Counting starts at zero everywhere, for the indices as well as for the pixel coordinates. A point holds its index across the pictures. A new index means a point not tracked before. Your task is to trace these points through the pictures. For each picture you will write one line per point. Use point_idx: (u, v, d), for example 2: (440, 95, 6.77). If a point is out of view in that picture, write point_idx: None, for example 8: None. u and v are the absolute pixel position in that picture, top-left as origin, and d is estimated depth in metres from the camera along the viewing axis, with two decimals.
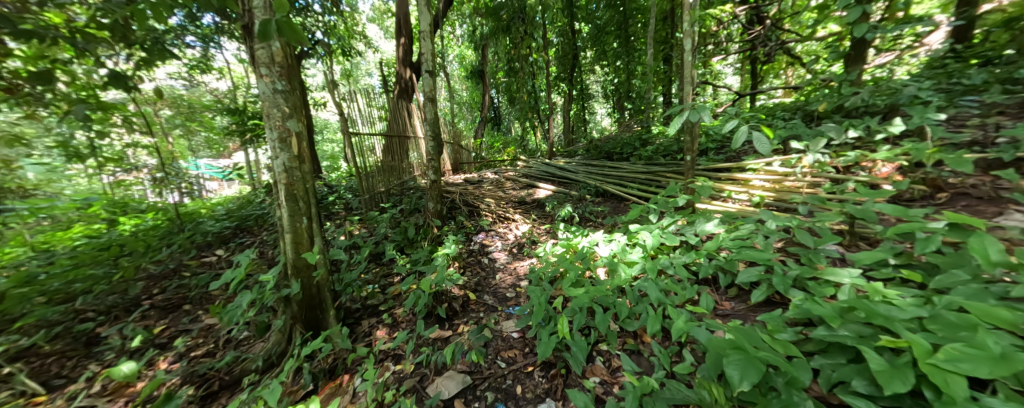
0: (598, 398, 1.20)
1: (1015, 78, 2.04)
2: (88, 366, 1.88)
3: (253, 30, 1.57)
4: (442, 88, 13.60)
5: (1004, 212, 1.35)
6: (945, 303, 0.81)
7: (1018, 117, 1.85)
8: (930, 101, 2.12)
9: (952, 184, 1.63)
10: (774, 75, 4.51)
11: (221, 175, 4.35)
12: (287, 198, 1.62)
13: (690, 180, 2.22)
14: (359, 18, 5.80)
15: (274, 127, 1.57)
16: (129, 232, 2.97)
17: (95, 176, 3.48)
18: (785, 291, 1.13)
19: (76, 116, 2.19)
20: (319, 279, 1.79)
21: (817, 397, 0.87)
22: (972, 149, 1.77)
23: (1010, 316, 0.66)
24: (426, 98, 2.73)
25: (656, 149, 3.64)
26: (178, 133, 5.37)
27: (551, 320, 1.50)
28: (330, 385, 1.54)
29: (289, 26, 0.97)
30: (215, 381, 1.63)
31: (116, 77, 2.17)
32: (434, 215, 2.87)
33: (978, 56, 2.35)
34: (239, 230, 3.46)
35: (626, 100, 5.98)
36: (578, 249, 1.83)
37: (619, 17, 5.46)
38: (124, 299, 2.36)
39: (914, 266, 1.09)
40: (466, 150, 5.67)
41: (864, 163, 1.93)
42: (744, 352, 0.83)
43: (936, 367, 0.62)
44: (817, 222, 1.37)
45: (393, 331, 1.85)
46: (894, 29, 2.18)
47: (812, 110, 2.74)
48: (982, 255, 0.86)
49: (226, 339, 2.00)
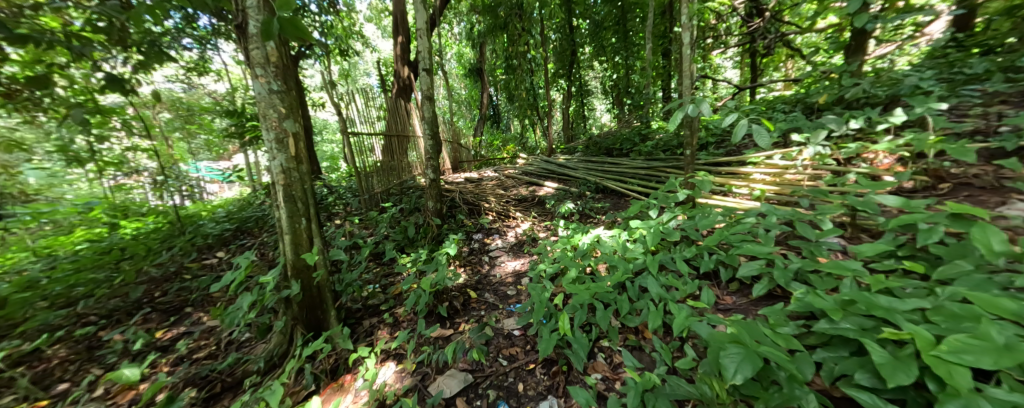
0: (600, 394, 1.20)
1: (1017, 67, 2.02)
2: (91, 370, 1.86)
3: (247, 30, 1.53)
4: (439, 87, 13.53)
5: (1008, 201, 1.34)
6: (949, 294, 0.81)
7: (1020, 106, 1.86)
8: (931, 91, 2.10)
9: (955, 174, 1.62)
10: (773, 67, 4.52)
11: (221, 177, 4.35)
12: (285, 199, 1.61)
13: (690, 175, 2.22)
14: (356, 18, 5.76)
15: (271, 128, 1.56)
16: (130, 235, 2.99)
17: (95, 181, 3.50)
18: (785, 285, 1.13)
19: (72, 119, 2.19)
20: (320, 279, 1.78)
21: (819, 390, 0.86)
22: (975, 138, 1.77)
23: (1015, 307, 0.65)
24: (423, 97, 2.71)
25: (655, 145, 3.63)
26: (178, 135, 5.35)
27: (552, 317, 1.50)
28: (333, 385, 1.54)
29: (292, 24, 1.01)
30: (218, 384, 1.63)
31: (113, 80, 2.16)
32: (434, 214, 2.87)
33: (981, 45, 2.34)
34: (240, 232, 3.46)
35: (626, 95, 5.94)
36: (578, 246, 1.83)
37: (617, 11, 5.41)
38: (125, 303, 2.34)
39: (917, 257, 1.08)
40: (465, 149, 5.67)
41: (866, 155, 1.94)
42: (742, 346, 0.82)
43: (940, 359, 0.61)
44: (818, 216, 1.36)
45: (394, 331, 1.85)
46: (894, 20, 2.13)
47: (812, 102, 2.73)
48: (985, 244, 0.86)
49: (227, 341, 2.00)
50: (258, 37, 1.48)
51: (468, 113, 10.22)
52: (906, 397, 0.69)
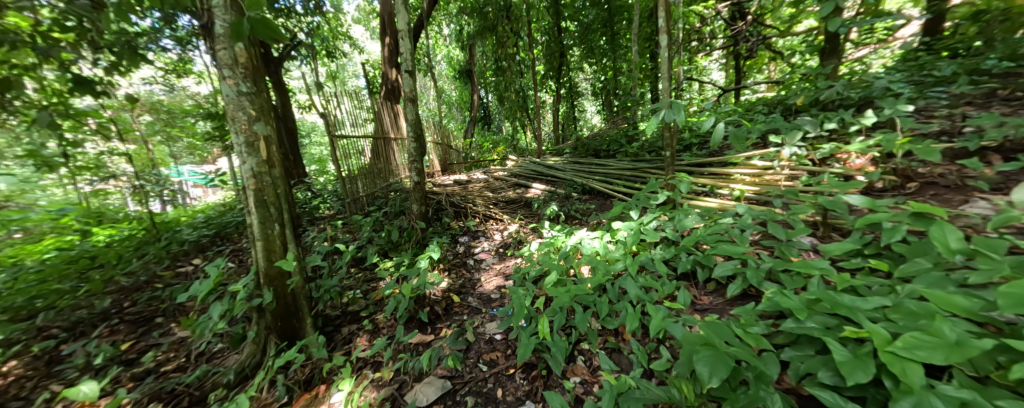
0: (577, 398, 1.20)
1: (981, 69, 2.10)
2: (50, 387, 1.77)
3: (211, 29, 1.49)
4: (430, 88, 13.48)
5: (969, 200, 1.39)
6: (908, 292, 0.83)
7: (984, 107, 1.92)
8: (901, 93, 2.18)
9: (921, 173, 1.68)
10: (756, 70, 4.62)
11: (203, 181, 4.25)
12: (257, 204, 1.56)
13: (672, 176, 2.25)
14: (343, 18, 5.69)
15: (241, 131, 1.51)
16: (104, 242, 2.87)
17: (70, 186, 3.38)
18: (758, 285, 1.15)
19: (39, 122, 2.09)
20: (295, 287, 1.73)
21: (787, 390, 0.87)
22: (941, 138, 1.83)
23: (966, 303, 0.67)
24: (406, 99, 2.68)
25: (641, 146, 3.67)
26: (158, 139, 5.20)
27: (532, 321, 1.49)
28: (306, 397, 1.50)
29: (263, 25, 1.00)
30: (185, 397, 1.57)
31: (82, 81, 2.08)
32: (418, 217, 2.84)
33: (949, 48, 2.44)
34: (218, 238, 3.38)
35: (613, 97, 6.02)
36: (562, 248, 1.84)
37: (605, 14, 5.41)
38: (92, 314, 2.26)
39: (882, 255, 1.10)
40: (454, 151, 5.64)
41: (840, 155, 1.98)
42: (713, 349, 0.82)
43: (895, 355, 0.62)
44: (791, 215, 1.38)
45: (374, 338, 1.82)
46: (866, 24, 2.20)
47: (790, 104, 2.79)
48: (941, 243, 0.88)
49: (199, 352, 1.94)
50: (224, 37, 1.45)
51: (459, 115, 10.19)
52: (866, 394, 0.70)
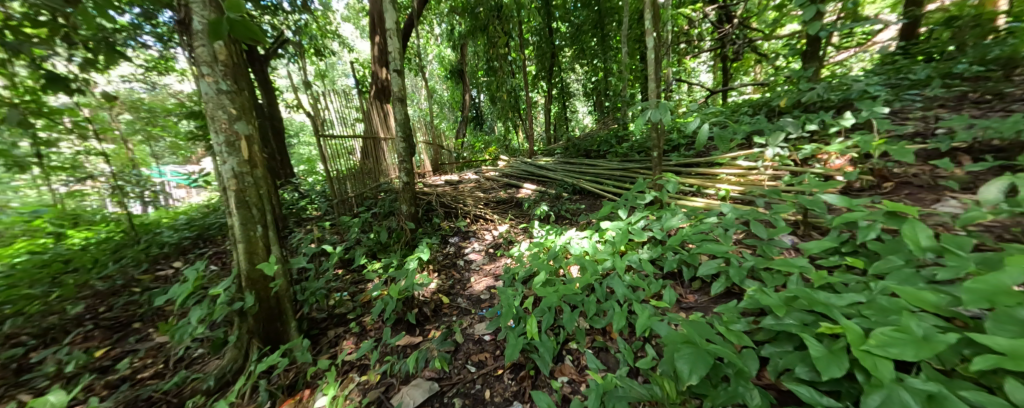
0: (564, 398, 1.20)
1: (954, 73, 2.18)
2: (16, 397, 1.67)
3: (189, 25, 1.45)
4: (421, 88, 13.37)
5: (941, 199, 1.45)
6: (880, 288, 0.85)
7: (956, 110, 2.00)
8: (878, 96, 2.25)
9: (896, 174, 1.73)
10: (743, 72, 4.72)
11: (185, 182, 4.13)
12: (238, 205, 1.52)
13: (659, 176, 2.28)
14: (332, 16, 5.61)
15: (220, 130, 1.48)
16: (78, 245, 2.76)
17: (43, 187, 3.26)
18: (740, 283, 1.17)
19: (8, 121, 2.01)
20: (278, 289, 1.70)
21: (766, 385, 0.89)
22: (915, 140, 1.90)
23: (934, 299, 0.69)
24: (395, 98, 2.65)
25: (631, 146, 3.70)
26: (138, 138, 5.05)
27: (521, 321, 1.49)
28: (290, 402, 1.47)
29: (242, 24, 0.97)
30: (163, 405, 1.53)
31: (55, 78, 2.00)
32: (408, 218, 2.81)
33: (923, 53, 2.52)
34: (200, 240, 3.29)
35: (603, 98, 6.07)
36: (551, 248, 1.85)
37: (595, 15, 5.45)
38: (64, 319, 2.14)
39: (858, 253, 1.14)
40: (446, 151, 5.61)
41: (820, 156, 2.04)
42: (694, 346, 0.84)
43: (867, 351, 0.64)
44: (773, 214, 1.41)
45: (360, 341, 1.80)
46: (846, 29, 2.26)
47: (774, 105, 2.85)
48: (913, 241, 0.91)
49: (178, 358, 1.88)
50: (203, 35, 1.42)
51: (451, 115, 10.14)
52: (841, 389, 0.73)
